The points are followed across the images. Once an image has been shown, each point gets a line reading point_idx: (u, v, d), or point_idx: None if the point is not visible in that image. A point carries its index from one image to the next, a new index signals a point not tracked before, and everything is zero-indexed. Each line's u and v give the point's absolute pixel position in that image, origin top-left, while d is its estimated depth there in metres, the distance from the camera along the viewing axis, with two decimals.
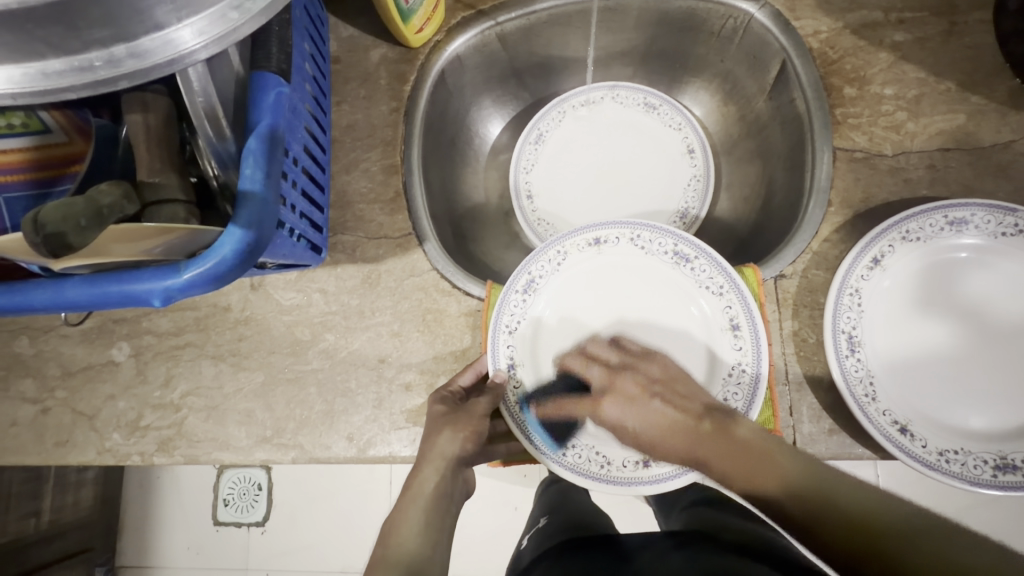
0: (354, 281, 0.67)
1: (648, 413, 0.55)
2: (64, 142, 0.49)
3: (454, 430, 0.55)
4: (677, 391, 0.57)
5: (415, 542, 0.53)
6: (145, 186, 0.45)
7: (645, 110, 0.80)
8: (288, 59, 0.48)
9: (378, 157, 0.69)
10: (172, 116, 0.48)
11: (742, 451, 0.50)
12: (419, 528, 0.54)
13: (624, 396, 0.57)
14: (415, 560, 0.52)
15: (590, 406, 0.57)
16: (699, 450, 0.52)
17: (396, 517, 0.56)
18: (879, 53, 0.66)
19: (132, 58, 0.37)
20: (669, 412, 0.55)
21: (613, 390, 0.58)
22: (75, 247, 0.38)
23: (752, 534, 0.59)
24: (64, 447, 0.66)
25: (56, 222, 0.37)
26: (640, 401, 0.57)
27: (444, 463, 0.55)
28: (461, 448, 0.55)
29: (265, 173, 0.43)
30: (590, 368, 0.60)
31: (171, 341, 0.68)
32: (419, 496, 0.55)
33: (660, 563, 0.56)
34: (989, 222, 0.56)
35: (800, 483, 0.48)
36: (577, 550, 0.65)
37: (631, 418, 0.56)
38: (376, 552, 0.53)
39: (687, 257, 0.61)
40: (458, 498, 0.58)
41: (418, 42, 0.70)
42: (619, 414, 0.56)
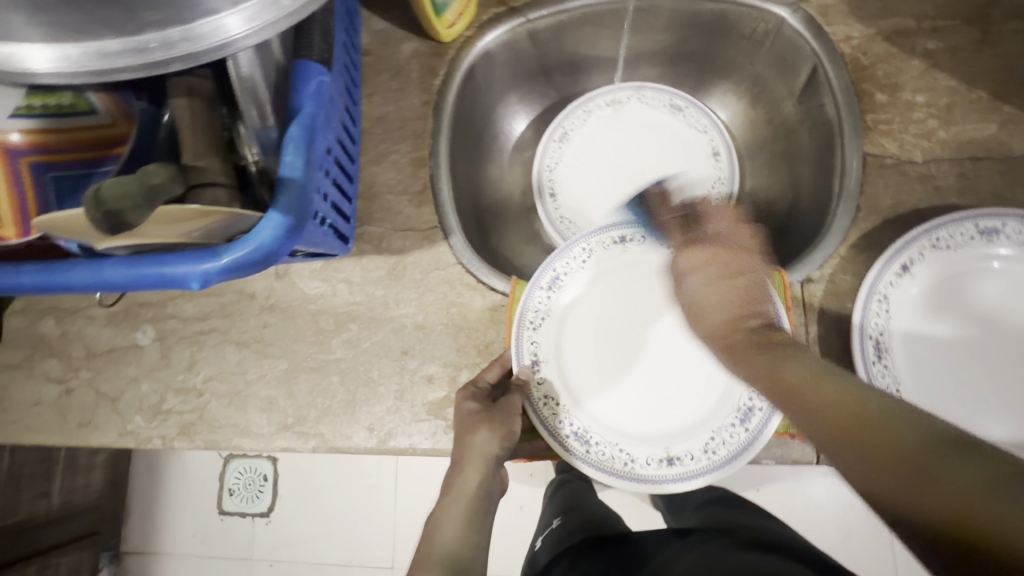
0: (379, 272, 0.67)
1: (719, 278, 0.53)
2: (109, 124, 0.49)
3: (491, 428, 0.55)
4: (756, 292, 0.52)
5: (458, 543, 0.51)
6: (190, 169, 0.45)
7: (670, 111, 0.81)
8: (329, 49, 0.49)
9: (407, 149, 0.70)
10: (215, 100, 0.48)
11: (772, 351, 0.46)
12: (461, 527, 0.52)
13: (716, 256, 0.55)
14: (458, 560, 0.49)
15: (682, 246, 0.57)
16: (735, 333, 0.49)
17: (437, 518, 0.53)
18: (912, 60, 0.66)
19: (185, 42, 0.37)
20: (738, 288, 0.52)
21: (710, 249, 0.55)
22: (132, 225, 0.37)
23: (774, 536, 0.59)
24: (86, 428, 0.67)
25: (114, 199, 0.36)
26: (719, 271, 0.54)
27: (485, 462, 0.54)
28: (499, 446, 0.55)
29: (305, 160, 0.43)
30: (714, 224, 0.59)
31: (196, 326, 0.68)
32: (462, 495, 0.54)
33: (684, 562, 0.56)
34: (1021, 232, 0.56)
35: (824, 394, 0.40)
36: (598, 551, 0.64)
37: (700, 277, 0.54)
38: (418, 555, 0.50)
39: None
40: (496, 499, 0.56)
41: (450, 37, 0.71)
42: (695, 266, 0.55)
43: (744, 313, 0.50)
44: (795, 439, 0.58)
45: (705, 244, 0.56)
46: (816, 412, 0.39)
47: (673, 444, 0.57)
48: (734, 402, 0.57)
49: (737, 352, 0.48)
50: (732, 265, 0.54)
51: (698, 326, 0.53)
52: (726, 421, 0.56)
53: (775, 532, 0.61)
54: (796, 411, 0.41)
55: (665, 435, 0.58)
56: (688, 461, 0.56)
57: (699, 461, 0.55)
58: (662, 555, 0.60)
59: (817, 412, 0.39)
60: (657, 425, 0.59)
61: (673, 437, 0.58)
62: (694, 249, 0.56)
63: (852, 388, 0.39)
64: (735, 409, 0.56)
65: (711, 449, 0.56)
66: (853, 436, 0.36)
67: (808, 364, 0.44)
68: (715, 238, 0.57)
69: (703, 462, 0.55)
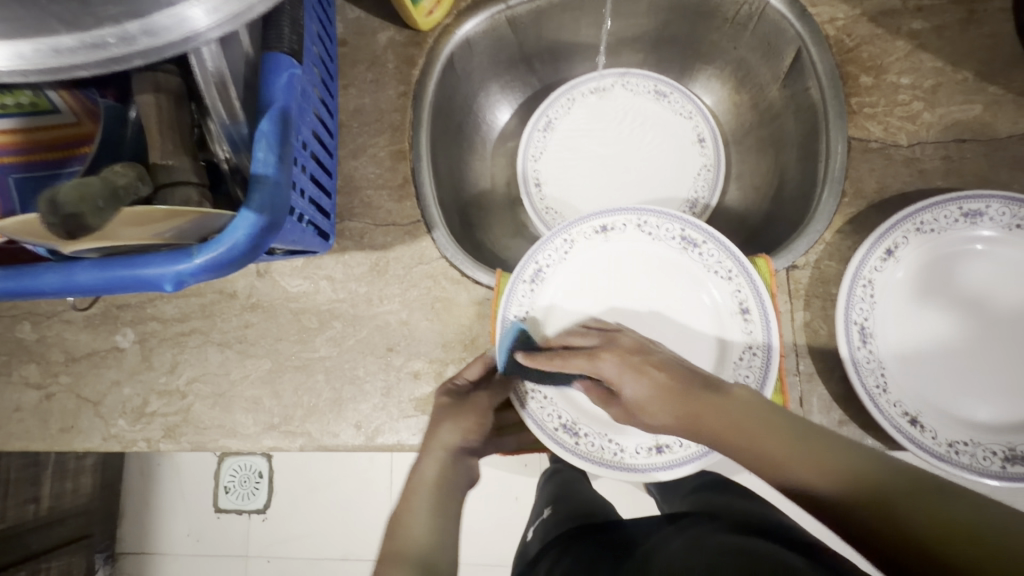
0: (362, 268, 0.66)
1: (643, 369, 0.52)
2: (73, 123, 0.47)
3: (455, 421, 0.56)
4: (671, 361, 0.54)
5: (430, 537, 0.51)
6: (159, 168, 0.44)
7: (655, 97, 0.79)
8: (299, 40, 0.47)
9: (387, 142, 0.68)
10: (182, 96, 0.47)
11: (722, 402, 0.48)
12: (427, 520, 0.53)
13: (623, 355, 0.54)
14: (429, 550, 0.50)
15: (593, 353, 0.54)
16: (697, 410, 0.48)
17: (401, 513, 0.54)
18: (896, 41, 0.65)
19: (146, 36, 0.36)
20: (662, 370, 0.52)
21: (612, 349, 0.55)
22: (92, 229, 0.37)
23: (765, 521, 0.58)
24: (69, 433, 0.66)
25: (73, 201, 0.36)
26: (640, 363, 0.53)
27: (445, 454, 0.56)
28: (463, 439, 0.56)
29: (277, 156, 0.42)
30: (581, 340, 0.57)
31: (177, 327, 0.67)
32: (422, 486, 0.55)
33: (669, 544, 0.56)
34: (1005, 213, 0.56)
35: (776, 436, 0.45)
36: (587, 539, 0.64)
37: (631, 377, 0.52)
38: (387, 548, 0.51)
39: (695, 242, 0.60)
40: (464, 488, 0.57)
41: (427, 25, 0.69)
42: (617, 370, 0.52)
43: (687, 394, 0.50)
44: None
45: (609, 344, 0.55)
46: (780, 465, 0.43)
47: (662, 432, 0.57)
48: None
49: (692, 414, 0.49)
50: (638, 347, 0.55)
51: (659, 416, 0.50)
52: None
53: (767, 516, 0.61)
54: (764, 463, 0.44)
55: None
56: (677, 447, 0.55)
57: (687, 447, 0.55)
58: (651, 541, 0.59)
59: (793, 467, 0.42)
60: None
61: None
62: (607, 354, 0.53)
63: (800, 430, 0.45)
64: None
65: None
66: (829, 478, 0.40)
67: (757, 411, 0.47)
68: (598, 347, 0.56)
69: (691, 449, 0.55)
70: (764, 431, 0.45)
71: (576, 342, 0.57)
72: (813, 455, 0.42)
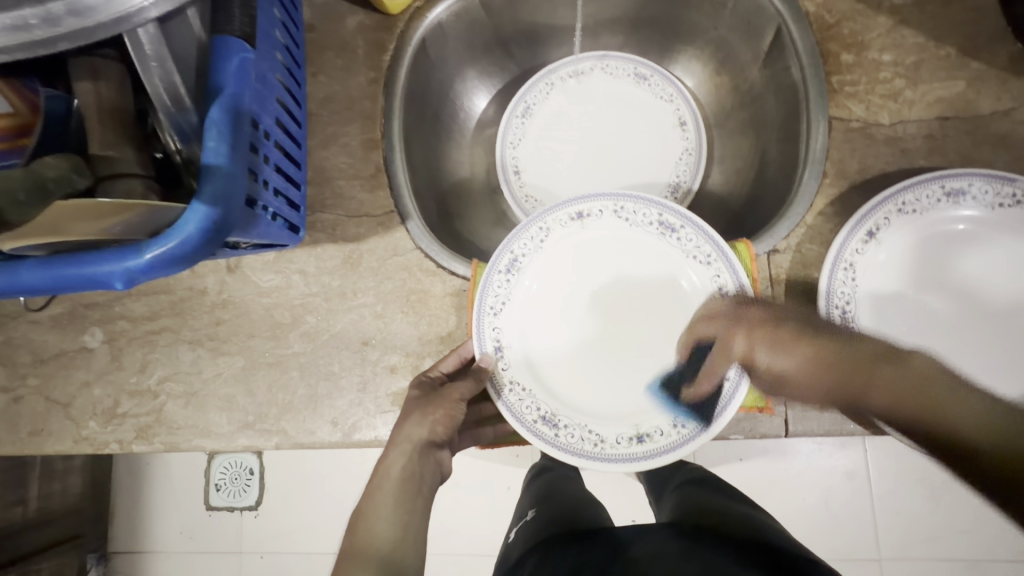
0: (335, 261, 0.64)
1: (782, 343, 0.50)
2: (9, 113, 0.43)
3: (423, 412, 0.53)
4: (818, 327, 0.50)
5: (394, 538, 0.50)
6: (98, 160, 0.43)
7: (635, 81, 0.77)
8: (252, 22, 0.45)
9: (358, 131, 0.66)
10: (126, 84, 0.45)
11: (882, 365, 0.44)
12: (391, 514, 0.51)
13: (762, 330, 0.51)
14: (392, 547, 0.49)
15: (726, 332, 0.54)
16: (846, 386, 0.46)
17: (364, 508, 0.51)
18: (878, 17, 0.63)
19: (72, 17, 0.34)
20: (805, 341, 0.49)
21: (744, 322, 0.53)
22: (9, 223, 0.35)
23: (752, 532, 0.58)
24: (39, 436, 0.64)
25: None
26: (774, 330, 0.51)
27: (411, 446, 0.53)
28: (430, 431, 0.53)
29: (229, 146, 0.40)
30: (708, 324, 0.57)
31: (146, 326, 0.65)
32: (386, 480, 0.52)
33: (659, 556, 0.56)
34: (987, 192, 0.55)
35: (954, 399, 0.40)
36: (574, 545, 0.64)
37: (763, 347, 0.51)
38: (352, 542, 0.50)
39: (673, 227, 0.59)
40: (435, 484, 0.54)
41: (397, 8, 0.67)
42: (749, 348, 0.52)
43: (835, 359, 0.47)
44: (763, 413, 0.57)
45: (740, 319, 0.54)
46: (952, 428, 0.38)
47: (643, 421, 0.56)
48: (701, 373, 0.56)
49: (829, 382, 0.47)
50: (777, 316, 0.52)
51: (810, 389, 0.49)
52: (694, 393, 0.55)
53: (755, 524, 0.60)
54: (923, 420, 0.40)
55: (633, 413, 0.57)
56: (659, 436, 0.55)
57: (669, 436, 0.55)
58: (636, 549, 0.59)
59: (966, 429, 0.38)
60: (629, 403, 0.58)
61: (641, 415, 0.57)
62: (736, 333, 0.53)
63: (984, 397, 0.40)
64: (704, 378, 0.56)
65: (680, 422, 0.55)
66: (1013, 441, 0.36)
67: (934, 374, 0.42)
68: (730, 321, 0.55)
69: (673, 437, 0.54)
70: (939, 383, 0.41)
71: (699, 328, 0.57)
72: (997, 421, 0.37)
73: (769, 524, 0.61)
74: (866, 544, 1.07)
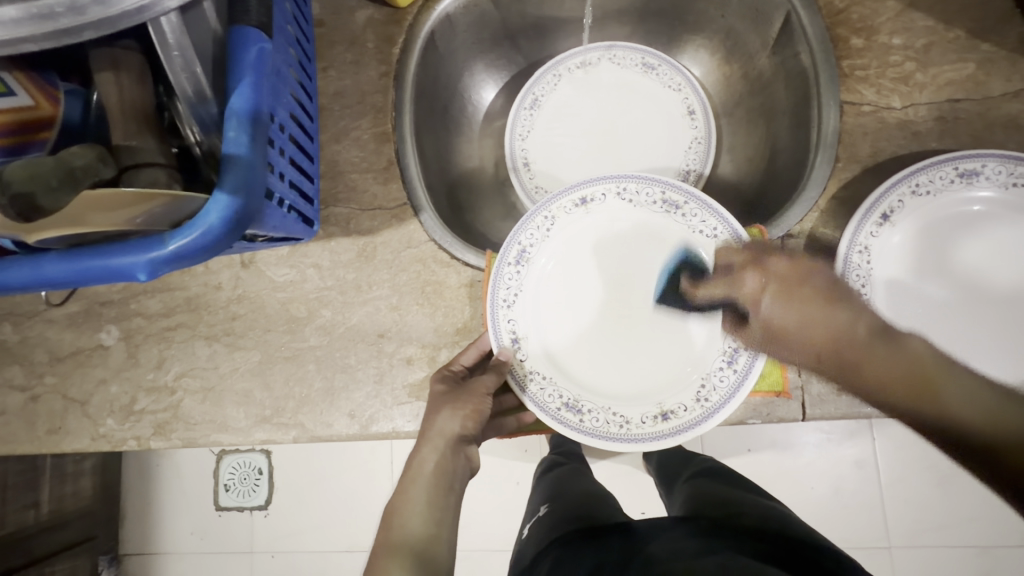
0: (349, 254, 0.64)
1: (799, 298, 0.51)
2: (31, 106, 0.42)
3: (453, 407, 0.54)
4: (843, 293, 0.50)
5: (425, 531, 0.50)
6: (122, 150, 0.42)
7: (642, 70, 0.78)
8: (268, 12, 0.45)
9: (370, 125, 0.67)
10: (145, 75, 0.45)
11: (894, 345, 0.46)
12: (423, 510, 0.51)
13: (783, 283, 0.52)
14: (425, 542, 0.49)
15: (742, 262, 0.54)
16: (842, 352, 0.48)
17: (397, 503, 0.52)
18: (887, 1, 0.63)
19: (96, 5, 0.34)
20: (826, 307, 0.49)
21: (759, 265, 0.53)
22: (44, 209, 0.37)
23: (773, 524, 0.59)
24: (57, 434, 0.65)
25: (23, 181, 0.36)
26: (792, 280, 0.51)
27: (444, 441, 0.54)
28: (461, 425, 0.54)
29: (249, 135, 0.41)
30: (737, 253, 0.55)
31: (162, 323, 0.65)
32: (420, 475, 0.53)
33: (680, 548, 0.56)
34: (1001, 172, 0.55)
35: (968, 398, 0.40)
36: (591, 540, 0.64)
37: (772, 294, 0.52)
38: (380, 539, 0.50)
39: (677, 204, 0.59)
40: (463, 478, 0.55)
41: (406, 1, 0.67)
42: (756, 289, 0.53)
43: (845, 329, 0.48)
44: (780, 397, 0.57)
45: (760, 266, 0.53)
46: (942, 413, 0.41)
47: (666, 398, 0.56)
48: (719, 345, 0.56)
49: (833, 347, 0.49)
50: (803, 268, 0.52)
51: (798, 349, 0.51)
52: (714, 366, 0.55)
53: (775, 516, 0.61)
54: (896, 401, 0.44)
55: (655, 391, 0.57)
56: (682, 412, 0.54)
57: (693, 411, 0.54)
58: (657, 543, 0.59)
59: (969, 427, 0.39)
60: (649, 380, 0.58)
61: (662, 392, 0.56)
62: (748, 267, 0.53)
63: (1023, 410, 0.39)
64: (722, 351, 0.56)
65: (703, 396, 0.55)
66: None
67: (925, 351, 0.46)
68: (758, 250, 0.54)
69: (697, 412, 0.54)
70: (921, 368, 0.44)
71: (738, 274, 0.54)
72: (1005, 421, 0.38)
73: (785, 515, 0.62)
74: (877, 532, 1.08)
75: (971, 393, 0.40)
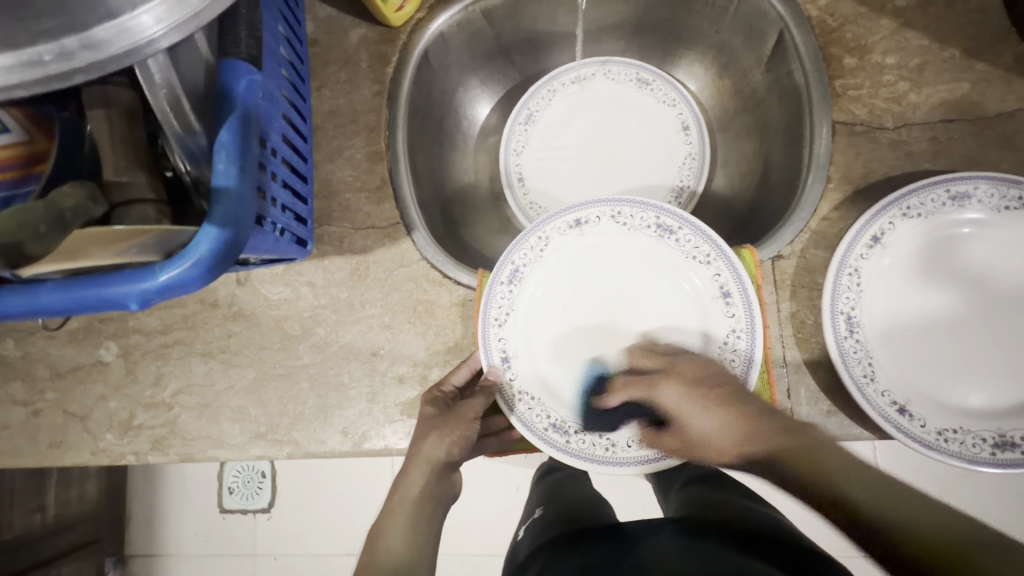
0: (343, 273, 0.65)
1: (705, 408, 0.54)
2: (26, 141, 0.45)
3: (441, 434, 0.55)
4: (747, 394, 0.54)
5: (405, 551, 0.51)
6: (112, 187, 0.44)
7: (637, 85, 0.78)
8: (258, 44, 0.46)
9: (363, 144, 0.67)
10: (135, 109, 0.46)
11: (795, 435, 0.51)
12: (407, 533, 0.52)
13: (682, 384, 0.56)
14: (406, 564, 0.50)
15: (648, 390, 0.58)
16: (757, 459, 0.51)
17: (381, 522, 0.53)
18: (881, 20, 0.63)
19: (85, 50, 0.36)
20: (724, 410, 0.53)
21: (673, 379, 0.57)
22: (33, 255, 0.38)
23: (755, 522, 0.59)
24: (57, 448, 0.66)
25: (12, 231, 0.37)
26: (700, 391, 0.55)
27: (430, 467, 0.54)
28: (447, 452, 0.55)
29: (239, 167, 0.41)
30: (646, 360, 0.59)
31: (160, 339, 0.66)
32: (405, 499, 0.54)
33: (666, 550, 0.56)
34: (992, 195, 0.55)
35: (834, 465, 0.48)
36: (580, 543, 0.64)
37: (687, 410, 0.55)
38: (363, 560, 0.51)
39: (671, 229, 0.59)
40: (447, 502, 0.56)
41: (399, 20, 0.67)
42: (676, 400, 0.56)
43: (753, 432, 0.52)
44: None
45: (670, 371, 0.58)
46: (817, 473, 0.47)
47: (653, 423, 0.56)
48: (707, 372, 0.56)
49: (768, 463, 0.50)
50: (696, 376, 0.56)
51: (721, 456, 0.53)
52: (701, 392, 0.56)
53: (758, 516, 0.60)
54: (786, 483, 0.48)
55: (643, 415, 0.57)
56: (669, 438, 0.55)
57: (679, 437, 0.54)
58: (644, 548, 0.60)
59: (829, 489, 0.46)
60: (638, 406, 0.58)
61: (651, 417, 0.57)
62: (662, 385, 0.57)
63: (850, 469, 0.47)
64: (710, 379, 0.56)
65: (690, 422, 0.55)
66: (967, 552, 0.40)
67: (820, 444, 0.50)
68: (663, 371, 0.58)
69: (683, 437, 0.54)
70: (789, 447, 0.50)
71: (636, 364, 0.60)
72: (867, 481, 0.46)
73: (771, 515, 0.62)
74: None
75: (853, 463, 0.48)
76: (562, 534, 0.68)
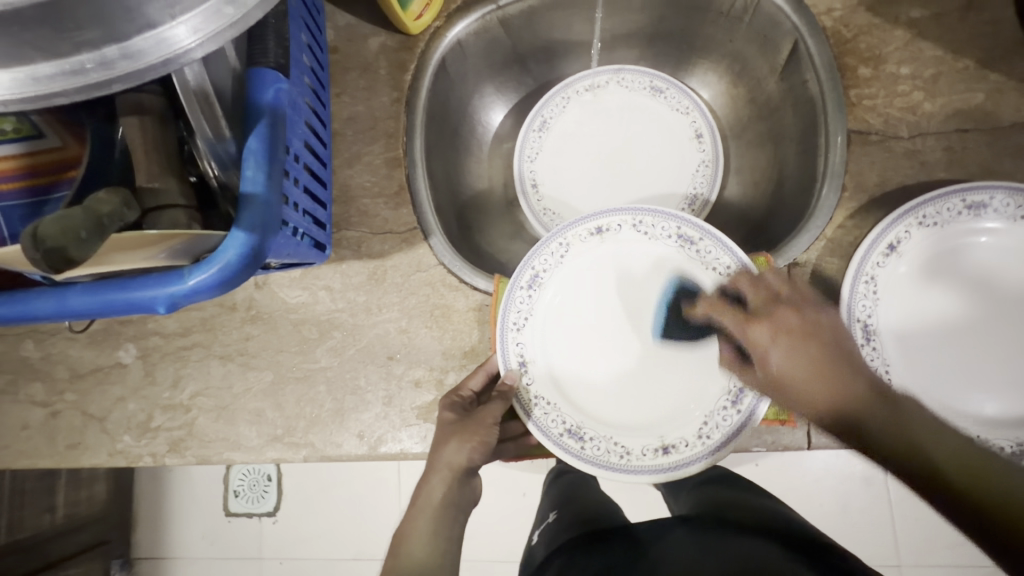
0: (360, 277, 0.66)
1: (800, 346, 0.46)
2: (58, 147, 0.46)
3: (460, 439, 0.55)
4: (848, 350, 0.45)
5: (428, 554, 0.51)
6: (144, 192, 0.44)
7: (651, 93, 0.78)
8: (285, 53, 0.47)
9: (382, 149, 0.68)
10: (167, 115, 0.47)
11: (836, 369, 0.44)
12: (428, 538, 0.52)
13: (782, 326, 0.47)
14: (428, 569, 0.49)
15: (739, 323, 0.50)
16: (838, 407, 0.42)
17: (406, 528, 0.53)
18: (895, 30, 0.64)
19: (124, 60, 0.37)
20: (821, 353, 0.45)
21: (769, 318, 0.48)
22: (78, 260, 0.36)
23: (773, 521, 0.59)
24: (75, 450, 0.66)
25: (55, 237, 0.35)
26: (803, 335, 0.46)
27: (452, 473, 0.54)
28: (468, 458, 0.55)
29: (266, 174, 0.42)
30: (751, 288, 0.52)
31: (179, 341, 0.67)
32: (427, 506, 0.54)
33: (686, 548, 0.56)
34: (1008, 205, 0.55)
35: (850, 389, 0.43)
36: (597, 544, 0.64)
37: (778, 349, 0.46)
38: (387, 564, 0.51)
39: (691, 239, 0.59)
40: (468, 509, 0.56)
41: (417, 29, 0.68)
42: (766, 339, 0.48)
43: (849, 385, 0.43)
44: (785, 425, 0.58)
45: (771, 307, 0.49)
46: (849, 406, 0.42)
47: (668, 432, 0.56)
48: (723, 384, 0.57)
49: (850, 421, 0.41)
50: (810, 319, 0.47)
51: (806, 402, 0.44)
52: (716, 404, 0.56)
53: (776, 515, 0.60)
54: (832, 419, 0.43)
55: (657, 424, 0.58)
56: (683, 447, 0.55)
57: (694, 447, 0.55)
58: (661, 547, 0.60)
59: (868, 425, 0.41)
60: (653, 415, 0.58)
61: (666, 426, 0.57)
62: (755, 322, 0.49)
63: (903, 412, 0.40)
64: (726, 390, 0.56)
65: (705, 433, 0.55)
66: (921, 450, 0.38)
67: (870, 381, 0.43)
68: (764, 304, 0.50)
69: (698, 448, 0.55)
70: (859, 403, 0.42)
71: (743, 289, 0.52)
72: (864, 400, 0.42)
73: (789, 514, 0.62)
74: (884, 550, 1.07)
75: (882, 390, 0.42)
76: (579, 534, 0.68)
